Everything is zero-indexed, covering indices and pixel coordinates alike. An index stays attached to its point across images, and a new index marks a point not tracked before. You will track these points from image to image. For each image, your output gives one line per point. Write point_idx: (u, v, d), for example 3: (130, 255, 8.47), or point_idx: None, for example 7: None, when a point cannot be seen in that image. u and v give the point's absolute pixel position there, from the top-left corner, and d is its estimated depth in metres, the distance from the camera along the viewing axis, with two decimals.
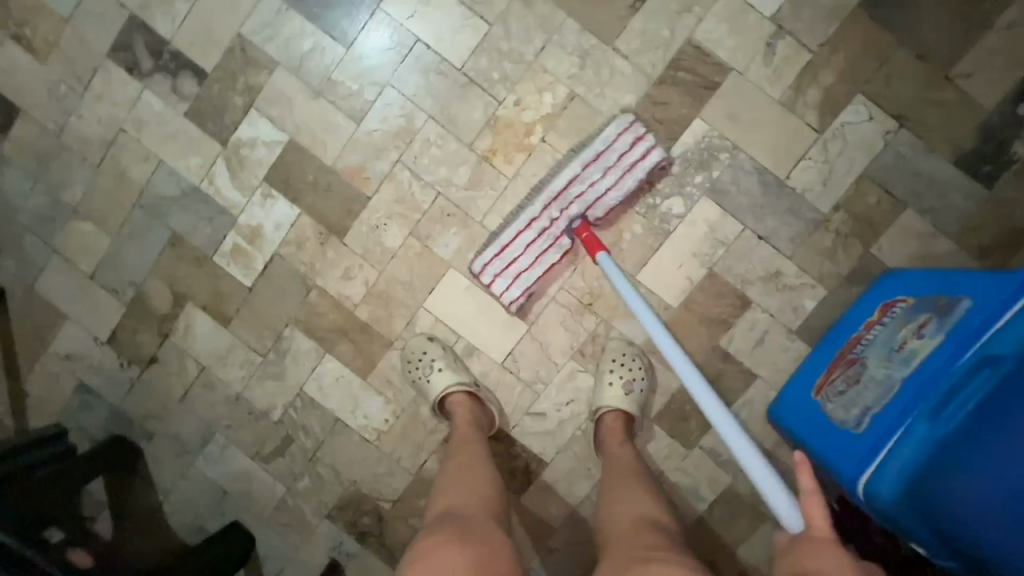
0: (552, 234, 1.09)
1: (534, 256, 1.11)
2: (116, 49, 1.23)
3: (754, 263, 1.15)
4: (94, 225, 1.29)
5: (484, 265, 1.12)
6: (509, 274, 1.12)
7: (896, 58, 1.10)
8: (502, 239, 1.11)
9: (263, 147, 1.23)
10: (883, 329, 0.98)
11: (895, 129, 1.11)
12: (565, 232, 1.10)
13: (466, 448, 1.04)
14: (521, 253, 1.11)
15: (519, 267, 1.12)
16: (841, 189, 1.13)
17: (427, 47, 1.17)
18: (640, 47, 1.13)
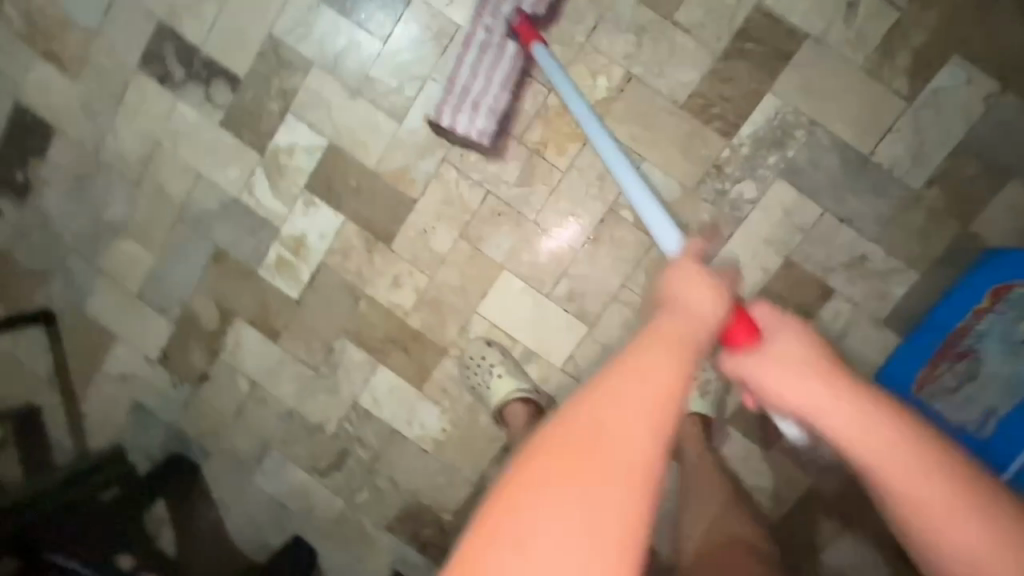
0: (491, 41, 1.05)
1: (481, 71, 1.06)
2: (146, 60, 1.18)
3: (836, 248, 1.06)
4: (136, 243, 1.26)
5: (440, 112, 1.09)
6: (467, 107, 1.07)
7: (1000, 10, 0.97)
8: (449, 70, 1.09)
9: (301, 154, 1.17)
10: (998, 318, 0.87)
11: (997, 92, 0.99)
12: (506, 32, 1.04)
13: None
14: (469, 77, 1.07)
15: (473, 93, 1.06)
16: (934, 162, 1.02)
17: (469, 36, 1.09)
18: (702, 19, 1.03)
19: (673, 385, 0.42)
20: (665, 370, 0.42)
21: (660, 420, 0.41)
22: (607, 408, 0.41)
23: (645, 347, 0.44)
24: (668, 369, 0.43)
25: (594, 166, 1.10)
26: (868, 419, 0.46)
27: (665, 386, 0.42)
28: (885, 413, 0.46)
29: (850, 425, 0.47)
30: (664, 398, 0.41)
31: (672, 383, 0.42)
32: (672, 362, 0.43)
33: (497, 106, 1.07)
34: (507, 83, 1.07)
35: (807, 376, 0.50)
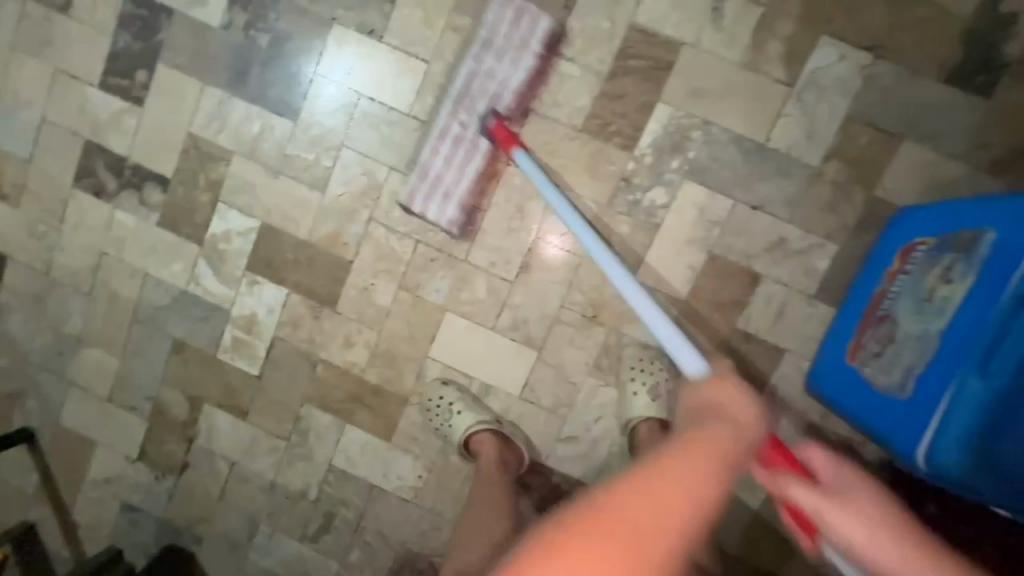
0: (466, 137, 1.04)
1: (457, 172, 1.06)
2: (80, 177, 1.25)
3: (755, 235, 1.09)
4: (100, 349, 1.31)
5: (411, 193, 1.08)
6: (444, 197, 1.07)
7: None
8: (421, 164, 1.07)
9: (238, 238, 1.23)
10: (906, 278, 0.90)
11: (870, 62, 1.03)
12: (479, 134, 1.05)
13: (482, 496, 1.06)
14: (445, 175, 1.06)
15: (447, 184, 1.07)
16: (829, 138, 1.05)
17: (372, 100, 1.15)
18: (583, 46, 1.08)
19: (714, 479, 0.58)
20: (710, 473, 0.58)
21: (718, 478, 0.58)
22: (661, 492, 0.55)
23: (684, 469, 0.57)
24: (717, 468, 0.58)
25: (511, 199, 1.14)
26: (710, 461, 0.59)
27: (698, 485, 0.56)
28: (716, 470, 0.59)
29: (688, 457, 0.59)
30: (704, 482, 0.57)
31: (704, 458, 0.58)
32: (710, 472, 0.57)
33: (465, 205, 1.08)
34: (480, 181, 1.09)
35: (694, 459, 0.59)
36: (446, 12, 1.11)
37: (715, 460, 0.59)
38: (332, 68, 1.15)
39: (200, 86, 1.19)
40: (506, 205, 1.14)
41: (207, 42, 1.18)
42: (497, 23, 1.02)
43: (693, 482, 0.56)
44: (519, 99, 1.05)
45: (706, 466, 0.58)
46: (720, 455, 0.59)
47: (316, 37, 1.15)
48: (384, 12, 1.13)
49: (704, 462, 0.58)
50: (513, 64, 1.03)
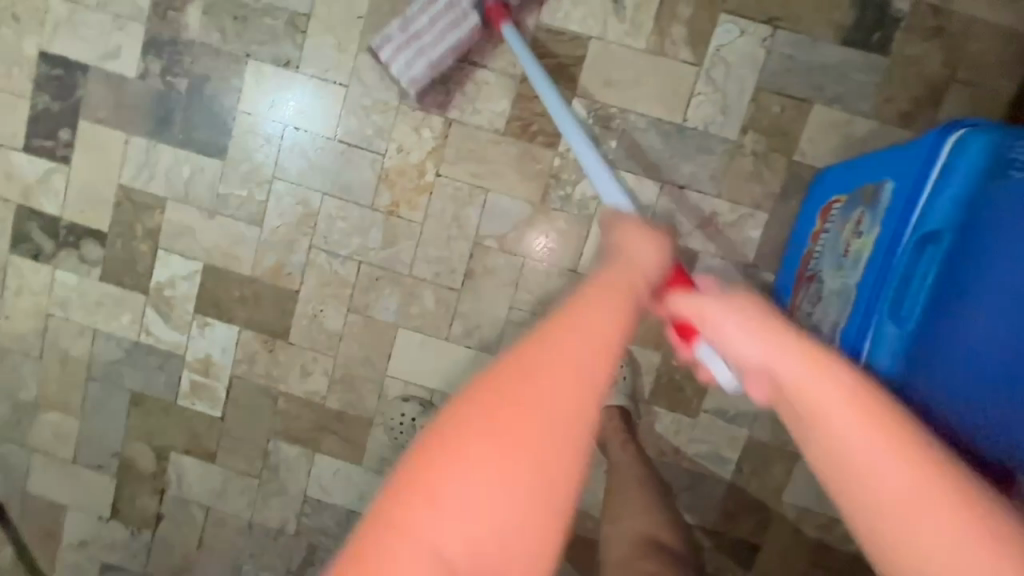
0: (461, 13, 1.00)
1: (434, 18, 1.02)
2: (16, 243, 1.24)
3: (686, 214, 1.11)
4: (58, 412, 1.30)
5: (388, 44, 1.03)
6: (409, 48, 1.03)
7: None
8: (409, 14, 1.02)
9: (183, 282, 1.22)
10: (828, 237, 0.92)
11: (770, 34, 1.06)
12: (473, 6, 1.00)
13: None
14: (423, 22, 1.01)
15: (419, 31, 1.02)
16: (742, 111, 1.08)
17: (297, 129, 1.16)
18: (494, 52, 1.10)
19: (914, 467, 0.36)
20: (825, 395, 0.39)
21: (868, 414, 0.38)
22: (866, 442, 0.37)
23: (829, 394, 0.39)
24: (864, 398, 0.38)
25: (447, 209, 1.15)
26: (864, 412, 0.38)
27: (873, 443, 0.37)
28: (844, 403, 0.38)
29: (788, 373, 0.41)
30: (856, 428, 0.37)
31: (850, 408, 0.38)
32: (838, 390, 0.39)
33: (442, 65, 1.05)
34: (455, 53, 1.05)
35: (819, 377, 0.40)
36: (356, 35, 1.12)
37: (817, 376, 0.40)
38: (252, 104, 1.16)
39: (126, 137, 1.19)
40: (442, 215, 1.15)
41: (126, 93, 1.18)
42: None
43: (823, 407, 0.39)
44: None
45: (847, 411, 0.38)
46: (861, 393, 0.39)
47: (233, 75, 1.16)
48: (297, 43, 1.14)
49: (820, 384, 0.39)
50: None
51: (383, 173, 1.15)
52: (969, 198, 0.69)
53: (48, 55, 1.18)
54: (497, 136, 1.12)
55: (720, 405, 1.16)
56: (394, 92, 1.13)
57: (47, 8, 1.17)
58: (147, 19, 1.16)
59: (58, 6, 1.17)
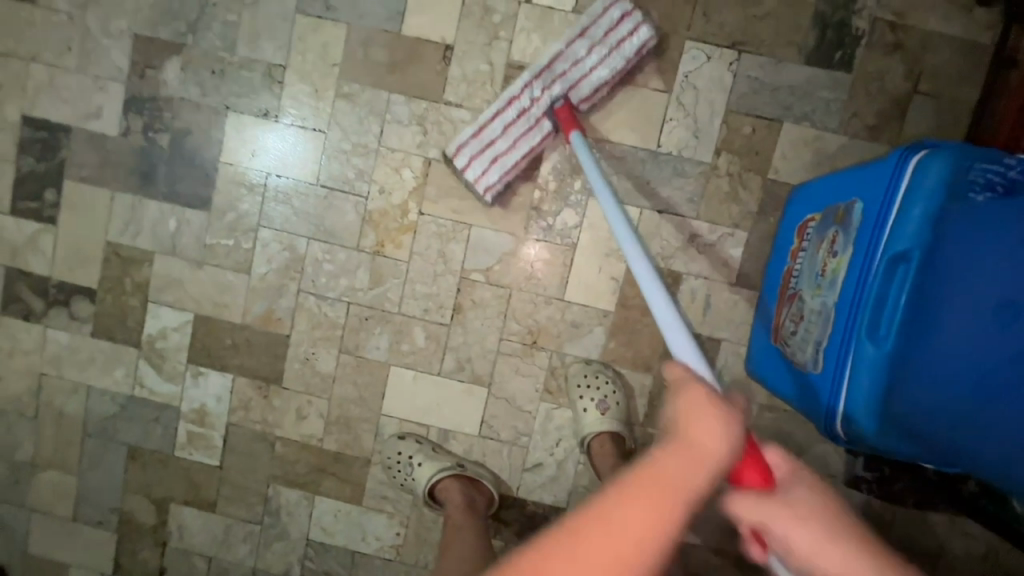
0: (533, 113, 1.05)
1: (511, 136, 1.06)
2: (7, 304, 1.25)
3: (667, 237, 1.12)
4: (55, 470, 1.29)
5: (461, 146, 1.08)
6: (484, 159, 1.07)
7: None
8: (480, 118, 1.07)
9: (174, 333, 1.23)
10: (806, 254, 0.94)
11: (735, 58, 1.08)
12: (545, 112, 1.05)
13: (451, 538, 1.04)
14: (499, 135, 1.06)
15: (498, 152, 1.07)
16: (714, 133, 1.10)
17: (280, 176, 1.17)
18: (468, 90, 1.12)
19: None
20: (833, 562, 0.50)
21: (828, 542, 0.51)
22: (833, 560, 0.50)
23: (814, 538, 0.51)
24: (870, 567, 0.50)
25: (432, 246, 1.16)
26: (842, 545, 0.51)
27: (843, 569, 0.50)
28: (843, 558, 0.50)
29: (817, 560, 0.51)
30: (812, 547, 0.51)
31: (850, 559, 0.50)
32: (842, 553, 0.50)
33: (514, 172, 1.09)
34: (528, 161, 1.09)
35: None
36: (333, 83, 1.15)
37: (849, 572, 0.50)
38: (235, 155, 1.18)
39: (111, 194, 1.21)
40: (428, 252, 1.17)
41: (109, 151, 1.20)
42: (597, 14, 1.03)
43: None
44: (592, 96, 1.06)
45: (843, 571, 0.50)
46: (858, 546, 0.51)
47: (214, 128, 1.18)
48: (275, 93, 1.16)
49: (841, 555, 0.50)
50: (601, 58, 1.03)
51: (367, 214, 1.16)
52: (934, 218, 0.71)
53: (30, 119, 1.20)
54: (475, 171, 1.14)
55: None
56: (373, 136, 1.15)
57: (27, 74, 1.19)
58: (127, 79, 1.18)
59: (38, 71, 1.19)
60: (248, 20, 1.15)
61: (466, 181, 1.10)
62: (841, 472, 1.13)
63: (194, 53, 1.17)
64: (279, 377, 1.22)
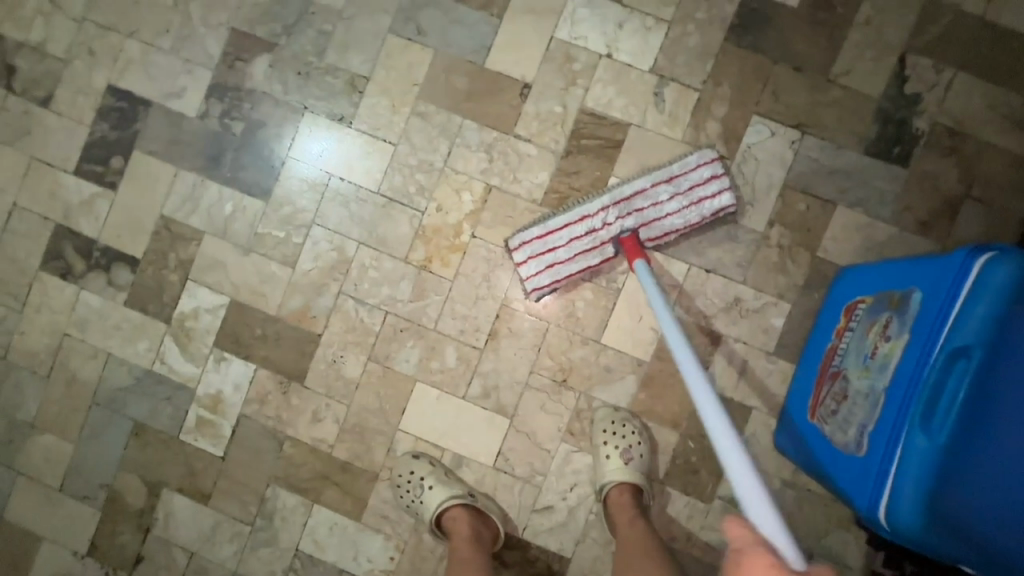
0: (600, 236, 1.08)
1: (574, 250, 1.09)
2: (48, 259, 1.25)
3: (711, 297, 1.14)
4: (53, 435, 1.26)
5: (523, 243, 1.10)
6: (542, 260, 1.10)
7: (781, 72, 1.14)
8: (551, 223, 1.08)
9: (206, 315, 1.23)
10: (852, 335, 0.95)
11: (798, 138, 1.13)
12: (611, 239, 1.08)
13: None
14: (563, 244, 1.09)
15: (557, 259, 1.10)
16: (769, 205, 1.13)
17: (343, 179, 1.20)
18: (539, 127, 1.17)
19: None
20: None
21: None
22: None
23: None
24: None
25: (479, 269, 1.18)
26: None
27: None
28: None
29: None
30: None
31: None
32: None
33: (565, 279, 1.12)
34: (581, 274, 1.13)
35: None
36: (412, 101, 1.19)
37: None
38: (303, 154, 1.22)
39: (175, 170, 1.24)
40: (474, 275, 1.18)
41: (183, 130, 1.24)
42: (689, 176, 1.07)
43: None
44: (660, 237, 1.10)
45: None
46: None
47: (289, 124, 1.22)
48: (354, 101, 1.20)
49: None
50: (680, 207, 1.07)
51: (423, 230, 1.18)
52: (999, 323, 0.72)
53: (115, 87, 1.24)
54: (533, 205, 1.17)
55: (734, 492, 1.14)
56: (441, 157, 1.18)
57: (122, 48, 1.24)
58: (215, 66, 1.23)
59: (133, 46, 1.24)
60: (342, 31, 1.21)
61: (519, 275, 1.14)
62: (858, 563, 1.10)
63: (284, 54, 1.22)
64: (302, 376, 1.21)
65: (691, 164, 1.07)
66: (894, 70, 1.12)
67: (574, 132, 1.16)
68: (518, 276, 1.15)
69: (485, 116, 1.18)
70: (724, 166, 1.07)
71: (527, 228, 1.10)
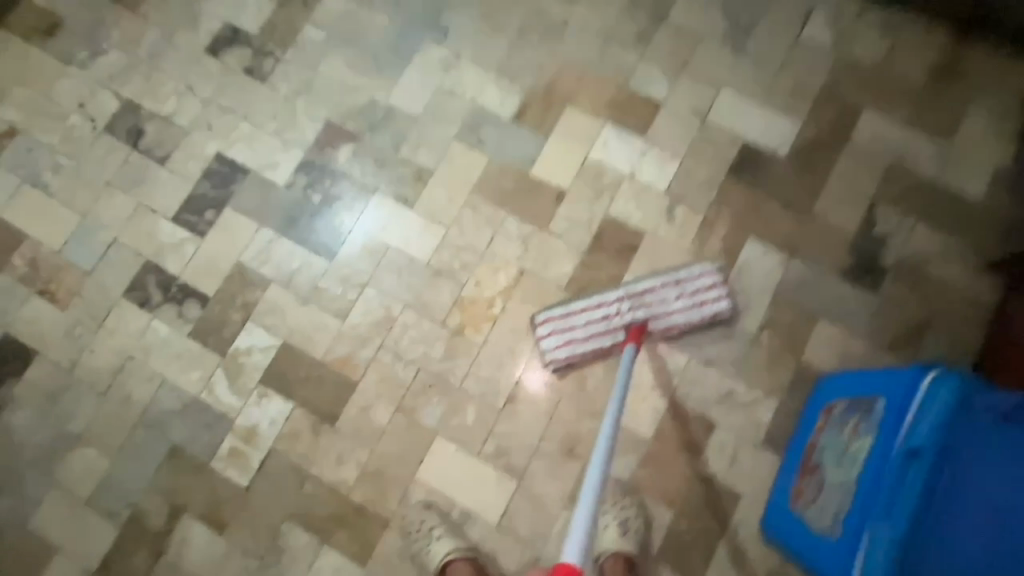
0: (614, 321, 1.26)
1: (591, 331, 1.26)
2: (131, 289, 1.43)
3: (708, 387, 1.28)
4: (95, 449, 1.36)
5: (547, 318, 1.28)
6: (562, 336, 1.27)
7: (774, 205, 1.38)
8: (573, 305, 1.28)
9: (259, 353, 1.38)
10: (829, 433, 1.09)
11: (786, 259, 1.34)
12: (622, 325, 1.26)
13: None
14: (581, 324, 1.27)
15: (575, 337, 1.27)
16: (761, 313, 1.32)
17: (398, 250, 1.41)
18: (569, 226, 1.39)
19: None
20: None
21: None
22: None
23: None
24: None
25: (505, 340, 1.34)
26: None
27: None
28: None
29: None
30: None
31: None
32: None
33: (580, 356, 1.28)
34: (594, 354, 1.28)
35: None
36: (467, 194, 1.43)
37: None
38: (368, 227, 1.44)
39: (257, 227, 1.46)
40: (500, 344, 1.34)
41: (271, 195, 1.47)
42: (693, 281, 1.28)
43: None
44: (665, 330, 1.27)
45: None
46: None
47: (360, 200, 1.46)
48: (418, 188, 1.45)
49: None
50: (684, 307, 1.26)
51: (462, 300, 1.37)
52: (944, 428, 0.85)
53: (222, 156, 1.50)
54: (558, 290, 1.36)
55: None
56: (485, 242, 1.40)
57: (235, 126, 1.52)
58: (308, 149, 1.50)
59: (244, 126, 1.52)
60: (417, 133, 1.48)
61: (540, 348, 1.30)
62: None
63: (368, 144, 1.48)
64: (336, 418, 1.33)
65: (695, 272, 1.28)
66: (867, 213, 1.35)
67: (599, 234, 1.38)
68: (539, 350, 1.30)
69: (527, 212, 1.41)
70: (723, 278, 1.29)
71: (552, 307, 1.28)
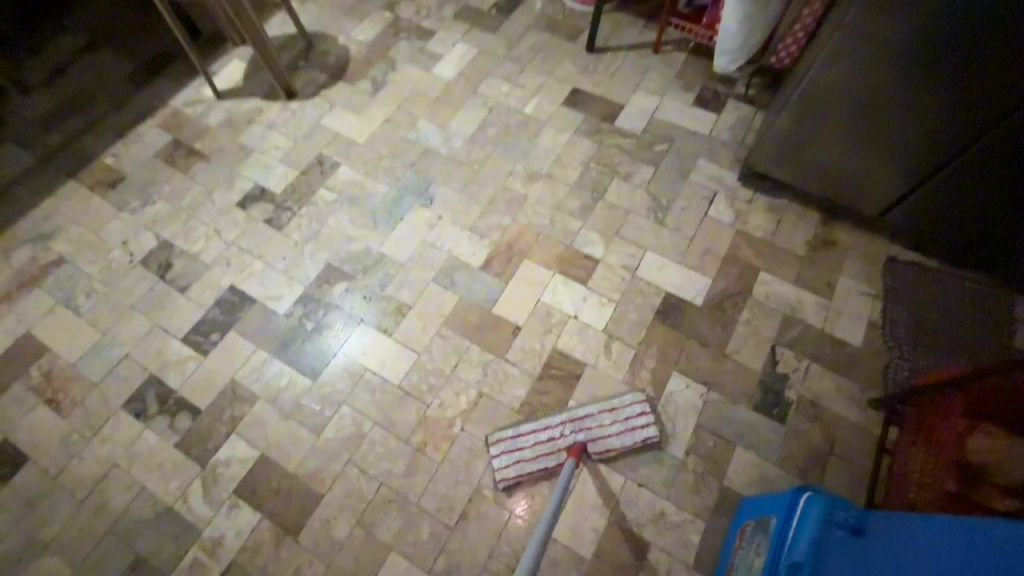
0: (557, 443, 1.45)
1: (537, 452, 1.45)
2: (131, 400, 1.60)
3: (642, 507, 1.42)
4: (59, 559, 1.41)
5: (499, 439, 1.48)
6: (512, 456, 1.46)
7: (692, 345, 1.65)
8: (522, 427, 1.48)
9: (236, 464, 1.51)
10: (742, 552, 1.22)
11: (706, 391, 1.58)
12: (564, 447, 1.45)
13: None
14: (529, 445, 1.46)
15: (523, 456, 1.45)
16: (685, 438, 1.51)
17: (374, 372, 1.63)
18: (523, 357, 1.64)
19: None
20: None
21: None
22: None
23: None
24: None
25: (462, 457, 1.50)
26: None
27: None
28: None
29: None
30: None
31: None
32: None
33: (527, 475, 1.45)
34: (541, 473, 1.45)
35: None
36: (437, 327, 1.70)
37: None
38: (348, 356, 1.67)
39: (254, 348, 1.69)
40: (457, 461, 1.50)
41: (271, 321, 1.73)
42: (625, 409, 1.49)
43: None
44: (602, 452, 1.45)
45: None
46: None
47: (347, 328, 1.71)
48: (397, 320, 1.72)
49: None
50: (617, 431, 1.46)
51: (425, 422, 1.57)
52: (818, 538, 1.03)
53: (235, 287, 1.79)
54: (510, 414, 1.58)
55: None
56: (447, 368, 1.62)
57: (250, 263, 1.83)
58: (308, 283, 1.79)
59: (258, 264, 1.83)
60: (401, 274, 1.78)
61: (493, 466, 1.47)
62: None
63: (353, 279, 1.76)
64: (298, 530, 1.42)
65: (627, 402, 1.50)
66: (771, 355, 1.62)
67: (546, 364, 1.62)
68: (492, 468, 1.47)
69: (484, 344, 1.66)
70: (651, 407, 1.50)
71: (504, 429, 1.49)
